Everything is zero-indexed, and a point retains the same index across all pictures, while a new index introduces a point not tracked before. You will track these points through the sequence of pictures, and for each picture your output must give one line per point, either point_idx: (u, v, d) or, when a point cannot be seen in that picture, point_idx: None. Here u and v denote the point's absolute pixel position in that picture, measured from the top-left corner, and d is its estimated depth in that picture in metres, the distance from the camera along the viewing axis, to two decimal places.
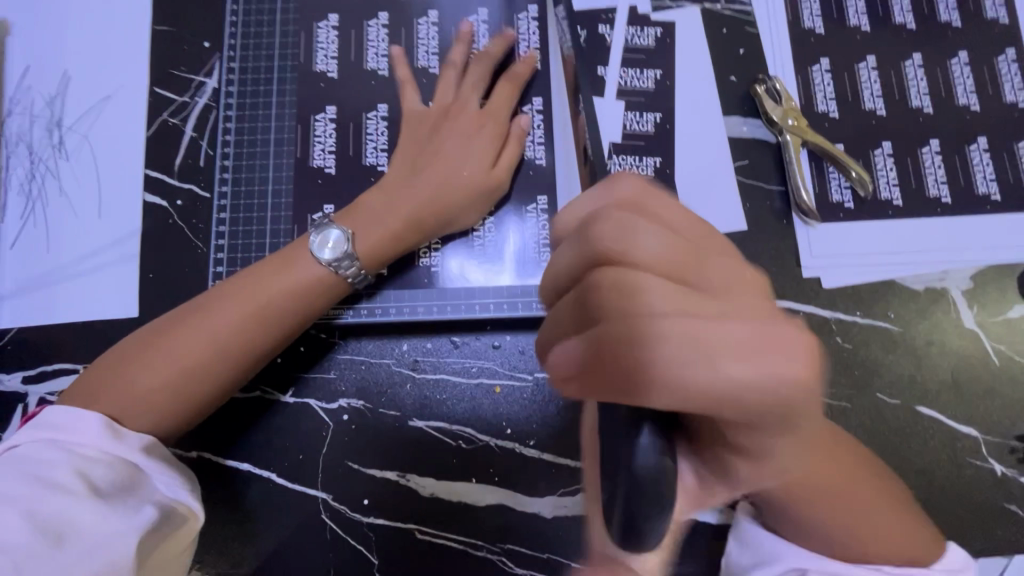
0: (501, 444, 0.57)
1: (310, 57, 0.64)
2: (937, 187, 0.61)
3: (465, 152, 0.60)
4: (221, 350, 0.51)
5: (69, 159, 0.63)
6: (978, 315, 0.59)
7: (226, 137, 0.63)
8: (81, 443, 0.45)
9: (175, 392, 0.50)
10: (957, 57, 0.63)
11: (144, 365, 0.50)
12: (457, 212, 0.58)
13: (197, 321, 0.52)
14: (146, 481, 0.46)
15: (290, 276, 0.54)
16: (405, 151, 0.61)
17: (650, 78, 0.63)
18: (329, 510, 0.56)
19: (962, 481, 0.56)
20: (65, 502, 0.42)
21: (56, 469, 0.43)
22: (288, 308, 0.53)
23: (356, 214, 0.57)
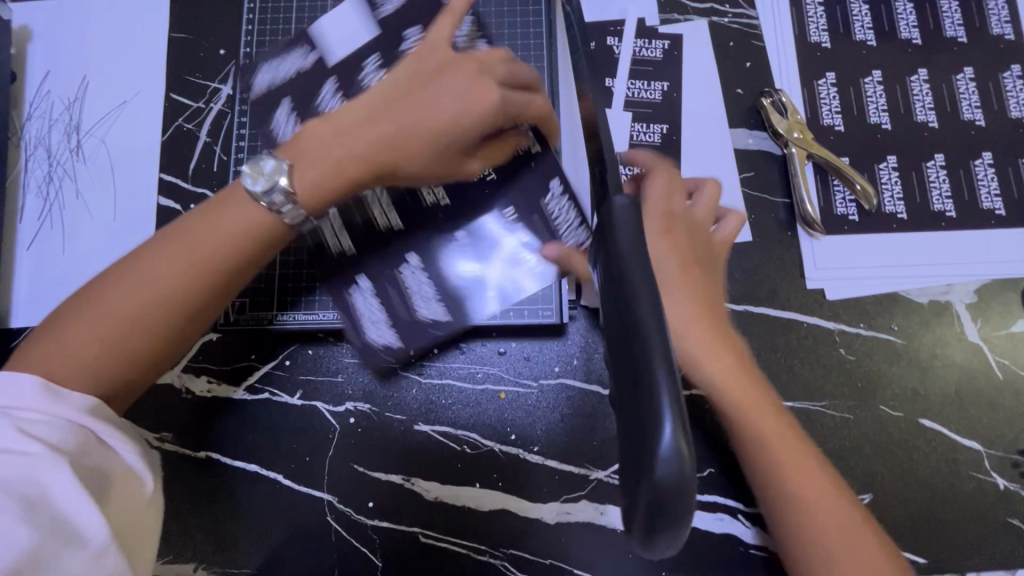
0: (505, 450, 0.58)
1: (310, 63, 0.63)
2: (941, 202, 0.61)
3: (458, 102, 0.49)
4: (153, 301, 0.43)
5: (86, 162, 0.64)
6: (982, 330, 0.59)
7: (240, 143, 0.63)
8: (20, 406, 0.39)
9: (109, 345, 0.42)
10: (962, 73, 0.63)
11: (64, 322, 0.43)
12: (416, 160, 0.50)
13: (123, 272, 0.44)
14: (103, 444, 0.41)
15: (229, 214, 0.46)
16: (389, 82, 0.51)
17: (658, 90, 0.64)
18: (334, 512, 0.57)
19: (964, 495, 0.56)
20: (16, 461, 0.38)
21: (1, 431, 0.38)
22: (229, 250, 0.45)
23: (310, 144, 0.49)
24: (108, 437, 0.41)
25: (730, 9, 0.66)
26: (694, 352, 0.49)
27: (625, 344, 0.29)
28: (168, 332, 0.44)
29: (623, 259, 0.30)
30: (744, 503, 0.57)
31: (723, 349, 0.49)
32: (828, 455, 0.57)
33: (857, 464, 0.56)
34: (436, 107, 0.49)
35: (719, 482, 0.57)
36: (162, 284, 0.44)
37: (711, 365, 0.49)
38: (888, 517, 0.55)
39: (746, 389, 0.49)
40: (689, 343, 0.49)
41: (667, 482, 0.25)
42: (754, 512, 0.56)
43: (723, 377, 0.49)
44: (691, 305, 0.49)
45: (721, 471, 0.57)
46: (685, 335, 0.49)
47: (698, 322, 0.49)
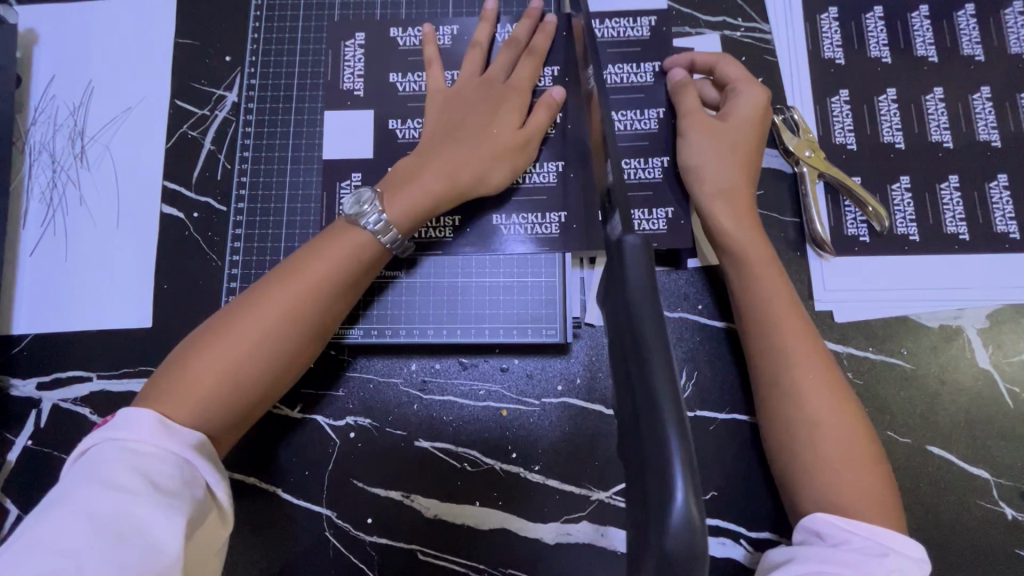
0: (505, 468, 0.57)
1: (337, 75, 0.63)
2: (954, 224, 0.60)
3: (492, 105, 0.58)
4: (276, 329, 0.49)
5: (90, 169, 0.64)
6: (993, 356, 0.58)
7: (244, 153, 0.63)
8: (141, 439, 0.43)
9: (237, 371, 0.48)
10: (979, 93, 0.62)
11: (197, 356, 0.48)
12: (487, 167, 0.56)
13: (244, 308, 0.50)
14: (197, 477, 0.44)
15: (333, 250, 0.52)
16: (432, 119, 0.58)
17: (653, 117, 0.62)
18: (332, 527, 0.57)
19: (972, 524, 0.55)
20: (120, 498, 0.40)
21: (114, 467, 0.41)
22: (339, 277, 0.51)
23: (394, 177, 0.55)
24: (204, 471, 0.45)
25: (743, 22, 0.65)
26: (723, 214, 0.55)
27: (636, 402, 0.29)
28: (292, 355, 0.50)
29: (634, 308, 0.30)
30: (747, 527, 0.56)
31: (749, 217, 0.55)
32: None
33: None
34: (482, 125, 0.57)
35: (722, 505, 0.56)
36: (281, 314, 0.49)
37: (738, 229, 0.54)
38: None
39: (770, 272, 0.53)
40: (716, 201, 0.55)
41: (679, 554, 0.24)
42: (757, 536, 0.56)
43: (749, 240, 0.54)
44: (726, 170, 0.56)
45: (724, 494, 0.56)
46: (715, 199, 0.55)
47: (730, 183, 0.55)
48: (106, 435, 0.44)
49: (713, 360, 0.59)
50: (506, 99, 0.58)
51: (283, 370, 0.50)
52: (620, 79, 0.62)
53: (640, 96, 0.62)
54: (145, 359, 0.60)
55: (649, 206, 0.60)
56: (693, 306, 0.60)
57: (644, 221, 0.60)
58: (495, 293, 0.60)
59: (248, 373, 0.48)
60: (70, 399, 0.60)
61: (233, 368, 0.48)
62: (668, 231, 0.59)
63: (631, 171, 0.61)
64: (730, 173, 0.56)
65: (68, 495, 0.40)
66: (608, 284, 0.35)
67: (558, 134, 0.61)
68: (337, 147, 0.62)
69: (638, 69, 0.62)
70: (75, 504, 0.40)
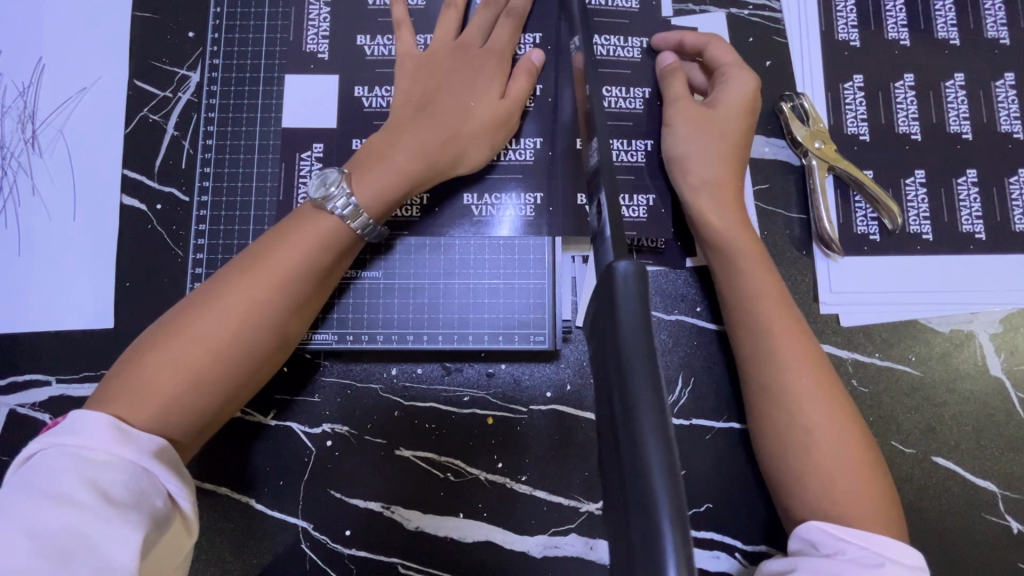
0: (490, 479, 0.54)
1: (301, 36, 0.59)
2: (970, 222, 0.56)
3: (468, 76, 0.54)
4: (240, 322, 0.45)
5: (43, 156, 0.59)
6: (1005, 362, 0.55)
7: (208, 140, 0.58)
8: (89, 446, 0.39)
9: (198, 370, 0.44)
10: (1002, 79, 0.58)
11: (149, 356, 0.44)
12: (464, 144, 0.52)
13: (203, 301, 0.46)
14: (157, 489, 0.40)
15: (299, 237, 0.48)
16: (402, 92, 0.54)
17: (638, 97, 0.57)
18: (309, 540, 0.54)
19: (976, 538, 0.53)
20: (64, 513, 0.36)
21: (59, 477, 0.38)
22: (305, 263, 0.47)
23: (361, 155, 0.51)
24: (167, 481, 0.41)
25: None
26: (711, 206, 0.51)
27: (619, 440, 0.28)
28: (255, 350, 0.46)
29: (626, 353, 0.29)
30: (743, 540, 0.53)
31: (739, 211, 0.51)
32: None
33: None
34: (458, 98, 0.53)
35: (717, 517, 0.54)
36: (243, 307, 0.45)
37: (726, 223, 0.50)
38: None
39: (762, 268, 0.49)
40: (701, 193, 0.51)
41: None
42: (753, 549, 0.53)
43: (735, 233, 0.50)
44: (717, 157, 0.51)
45: (720, 506, 0.54)
46: (702, 193, 0.51)
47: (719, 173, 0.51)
48: (52, 440, 0.40)
49: (710, 366, 0.55)
50: (484, 65, 0.54)
51: (246, 370, 0.46)
52: (607, 51, 0.57)
53: (628, 73, 0.57)
54: (107, 362, 0.56)
55: (630, 191, 0.56)
56: (690, 308, 0.56)
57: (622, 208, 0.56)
58: (480, 295, 0.56)
59: (206, 372, 0.44)
60: (28, 404, 0.56)
61: (188, 367, 0.44)
62: (648, 219, 0.56)
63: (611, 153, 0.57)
64: (720, 165, 0.52)
65: (8, 508, 0.37)
66: (594, 309, 0.33)
67: (537, 107, 0.57)
68: (312, 132, 0.57)
69: (626, 43, 0.58)
70: (13, 519, 0.36)
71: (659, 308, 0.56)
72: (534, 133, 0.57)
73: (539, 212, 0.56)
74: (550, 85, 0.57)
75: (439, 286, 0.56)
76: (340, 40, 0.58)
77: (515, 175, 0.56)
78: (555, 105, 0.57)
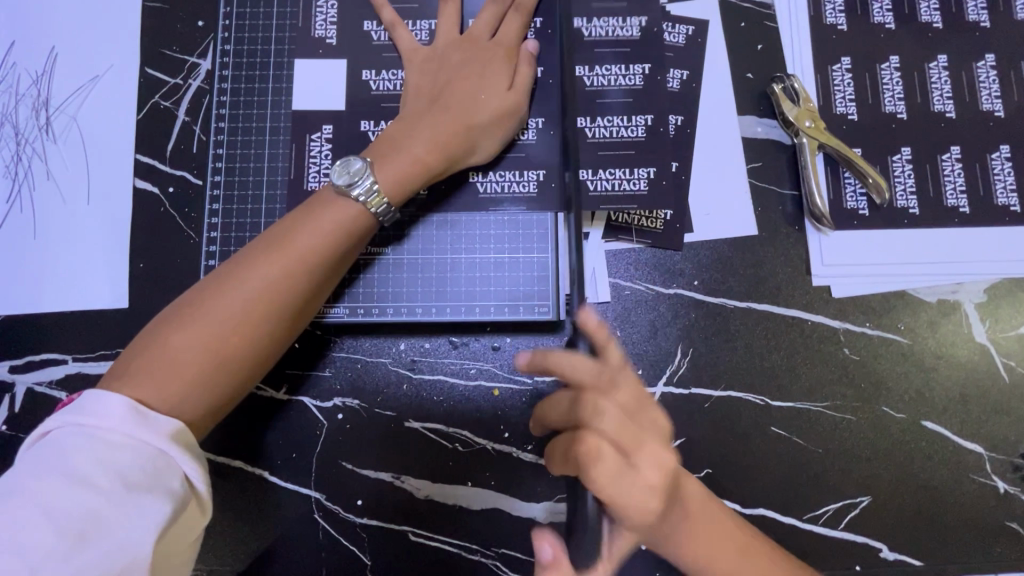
0: (498, 448, 0.56)
1: (310, 22, 0.60)
2: (955, 196, 0.59)
3: (478, 67, 0.56)
4: (260, 303, 0.47)
5: (57, 141, 0.61)
6: (990, 330, 0.57)
7: (220, 124, 0.60)
8: (109, 427, 0.40)
9: (219, 347, 0.46)
10: (983, 60, 0.60)
11: (175, 334, 0.45)
12: (478, 136, 0.55)
13: (225, 280, 0.47)
14: (174, 472, 0.41)
15: (318, 224, 0.50)
16: (411, 81, 0.57)
17: (637, 73, 0.58)
18: (321, 510, 0.56)
19: (963, 498, 0.55)
20: (85, 496, 0.38)
21: (79, 461, 0.38)
22: (325, 252, 0.49)
23: (380, 145, 0.53)
24: (183, 465, 0.41)
25: None
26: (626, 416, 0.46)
27: None
28: (277, 333, 0.48)
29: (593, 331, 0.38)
30: (742, 504, 0.54)
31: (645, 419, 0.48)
32: (828, 455, 0.55)
33: (853, 467, 0.55)
34: (470, 90, 0.55)
35: (718, 484, 0.55)
36: (263, 288, 0.47)
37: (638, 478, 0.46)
38: (883, 518, 0.55)
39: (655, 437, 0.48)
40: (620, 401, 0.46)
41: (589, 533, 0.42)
42: (753, 513, 0.54)
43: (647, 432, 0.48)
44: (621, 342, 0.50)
45: (720, 473, 0.55)
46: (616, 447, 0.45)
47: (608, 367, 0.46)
48: (72, 419, 0.41)
49: (708, 337, 0.57)
50: (493, 58, 0.56)
51: (265, 347, 0.48)
52: (605, 32, 0.59)
53: (627, 51, 0.59)
54: (122, 340, 0.58)
55: (629, 166, 0.58)
56: (688, 282, 0.58)
57: (622, 181, 0.57)
58: (485, 270, 0.58)
59: (229, 352, 0.46)
60: (45, 382, 0.57)
61: (215, 347, 0.45)
62: (648, 191, 0.57)
63: (608, 131, 0.58)
64: (618, 423, 0.46)
65: (27, 486, 0.38)
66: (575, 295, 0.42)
67: (539, 89, 0.59)
68: (321, 116, 0.59)
69: (624, 23, 0.59)
70: (34, 497, 0.37)
71: (659, 282, 0.58)
72: (536, 113, 0.59)
73: (542, 189, 0.58)
74: (551, 68, 0.59)
75: (446, 264, 0.58)
76: (347, 26, 0.60)
77: (516, 153, 0.58)
78: (556, 87, 0.59)
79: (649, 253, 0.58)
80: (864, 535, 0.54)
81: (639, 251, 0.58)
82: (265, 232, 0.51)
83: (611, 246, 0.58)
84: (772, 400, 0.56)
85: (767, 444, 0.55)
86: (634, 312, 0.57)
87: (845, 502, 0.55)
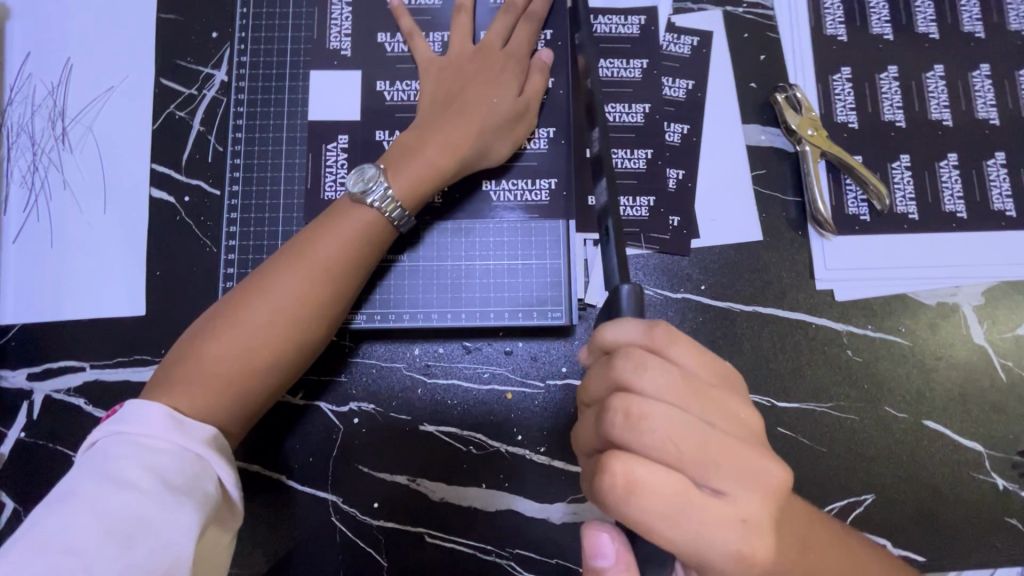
0: (511, 451, 0.57)
1: (324, 33, 0.62)
2: (952, 202, 0.61)
3: (489, 74, 0.57)
4: (288, 310, 0.48)
5: (73, 151, 0.61)
6: (987, 331, 0.59)
7: (236, 134, 0.61)
8: (148, 433, 0.42)
9: (252, 353, 0.47)
10: (978, 70, 0.62)
11: (208, 344, 0.46)
12: (490, 140, 0.56)
13: (253, 290, 0.49)
14: (209, 474, 0.42)
15: (340, 231, 0.51)
16: (427, 90, 0.58)
17: (639, 112, 0.61)
18: (338, 513, 0.57)
19: (964, 495, 0.57)
20: (128, 497, 0.38)
21: (122, 464, 0.40)
22: (351, 259, 0.51)
23: (395, 152, 0.54)
24: (218, 468, 0.43)
25: None
26: (684, 449, 0.34)
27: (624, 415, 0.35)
28: (307, 339, 0.49)
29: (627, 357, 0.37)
30: None
31: (721, 411, 0.36)
32: (832, 454, 0.57)
33: (858, 466, 0.57)
34: (483, 96, 0.56)
35: None
36: (290, 296, 0.48)
37: (742, 511, 0.34)
38: (887, 515, 0.56)
39: (740, 406, 0.37)
40: (660, 435, 0.34)
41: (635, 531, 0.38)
42: None
43: (727, 418, 0.36)
44: (645, 328, 0.37)
45: None
46: (696, 500, 0.34)
47: (604, 406, 0.36)
48: (114, 428, 0.42)
49: (716, 340, 0.58)
50: (505, 67, 0.57)
51: (296, 351, 0.49)
52: (609, 29, 0.62)
53: (630, 91, 0.61)
54: (139, 347, 0.59)
55: (632, 194, 0.60)
56: (695, 287, 0.59)
57: (626, 209, 0.60)
58: (500, 275, 0.59)
59: (261, 358, 0.47)
60: (63, 390, 0.58)
61: (248, 355, 0.47)
62: (649, 219, 0.60)
63: (615, 161, 0.60)
64: (669, 382, 0.35)
65: (73, 493, 0.39)
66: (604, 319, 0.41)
67: (550, 98, 0.60)
68: (335, 126, 0.61)
69: (628, 64, 0.61)
70: (78, 501, 0.38)
71: (667, 287, 0.59)
72: (547, 122, 0.60)
73: (553, 196, 0.60)
74: (561, 78, 0.61)
75: (460, 270, 0.59)
76: (361, 38, 0.61)
77: (527, 161, 0.60)
78: (566, 98, 0.60)
79: (658, 258, 0.59)
80: (869, 532, 0.56)
81: (648, 257, 0.59)
82: (288, 241, 0.52)
83: None
84: (778, 401, 0.57)
85: (773, 444, 0.57)
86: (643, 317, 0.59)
87: (850, 500, 0.56)
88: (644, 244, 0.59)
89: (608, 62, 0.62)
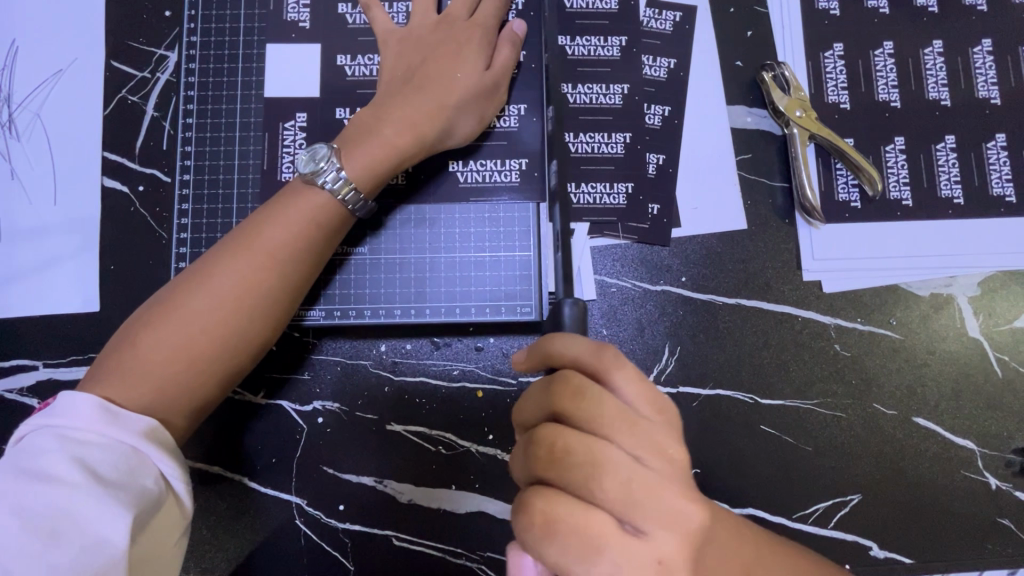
0: (482, 451, 0.55)
1: (281, 5, 0.58)
2: (949, 187, 0.57)
3: (450, 45, 0.53)
4: (233, 299, 0.45)
5: (20, 139, 0.58)
6: (983, 324, 0.56)
7: (188, 119, 0.57)
8: (78, 427, 0.39)
9: (193, 344, 0.44)
10: (980, 45, 0.58)
11: (147, 334, 0.44)
12: (453, 116, 0.52)
13: (195, 278, 0.46)
14: (147, 468, 0.40)
15: (288, 216, 0.48)
16: (389, 64, 0.54)
17: (617, 93, 0.57)
18: (303, 516, 0.54)
19: (953, 494, 0.54)
20: (54, 493, 0.36)
21: (47, 459, 0.37)
22: (299, 245, 0.48)
23: (350, 132, 0.51)
24: (159, 461, 0.40)
25: None
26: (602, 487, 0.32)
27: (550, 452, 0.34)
28: (254, 330, 0.47)
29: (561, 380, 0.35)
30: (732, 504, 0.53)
31: (648, 446, 0.33)
32: (817, 452, 0.54)
33: (844, 465, 0.54)
34: (444, 71, 0.52)
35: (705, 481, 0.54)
36: (234, 284, 0.46)
37: (659, 553, 0.32)
38: (872, 516, 0.54)
39: (671, 441, 0.34)
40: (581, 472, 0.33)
41: None
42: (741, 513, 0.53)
43: (654, 454, 0.33)
44: (594, 350, 0.35)
45: (710, 469, 0.54)
46: (609, 540, 0.32)
47: (530, 439, 0.34)
48: (45, 421, 0.40)
49: (697, 334, 0.56)
50: (470, 38, 0.54)
51: (242, 344, 0.46)
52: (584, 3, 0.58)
53: (606, 70, 0.57)
54: (93, 345, 0.56)
55: (609, 180, 0.57)
56: (676, 278, 0.56)
57: (602, 196, 0.57)
58: (468, 269, 0.56)
59: (203, 349, 0.44)
60: (16, 390, 0.56)
61: (188, 350, 0.44)
62: (626, 207, 0.56)
63: (590, 146, 0.57)
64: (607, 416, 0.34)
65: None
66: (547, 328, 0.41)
67: (520, 76, 0.57)
68: (294, 110, 0.57)
69: (605, 42, 0.58)
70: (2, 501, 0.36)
71: (644, 279, 0.56)
72: (518, 102, 0.57)
73: (524, 184, 0.56)
74: (532, 58, 0.57)
75: (427, 262, 0.56)
76: (322, 13, 0.58)
77: (495, 147, 0.57)
78: (538, 78, 0.57)
79: (635, 249, 0.56)
80: (854, 533, 0.54)
81: (625, 247, 0.56)
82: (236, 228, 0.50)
83: (596, 243, 0.56)
84: (762, 398, 0.55)
85: (755, 441, 0.54)
86: (620, 310, 0.56)
87: (835, 500, 0.54)
88: (622, 234, 0.56)
89: (583, 39, 0.58)
